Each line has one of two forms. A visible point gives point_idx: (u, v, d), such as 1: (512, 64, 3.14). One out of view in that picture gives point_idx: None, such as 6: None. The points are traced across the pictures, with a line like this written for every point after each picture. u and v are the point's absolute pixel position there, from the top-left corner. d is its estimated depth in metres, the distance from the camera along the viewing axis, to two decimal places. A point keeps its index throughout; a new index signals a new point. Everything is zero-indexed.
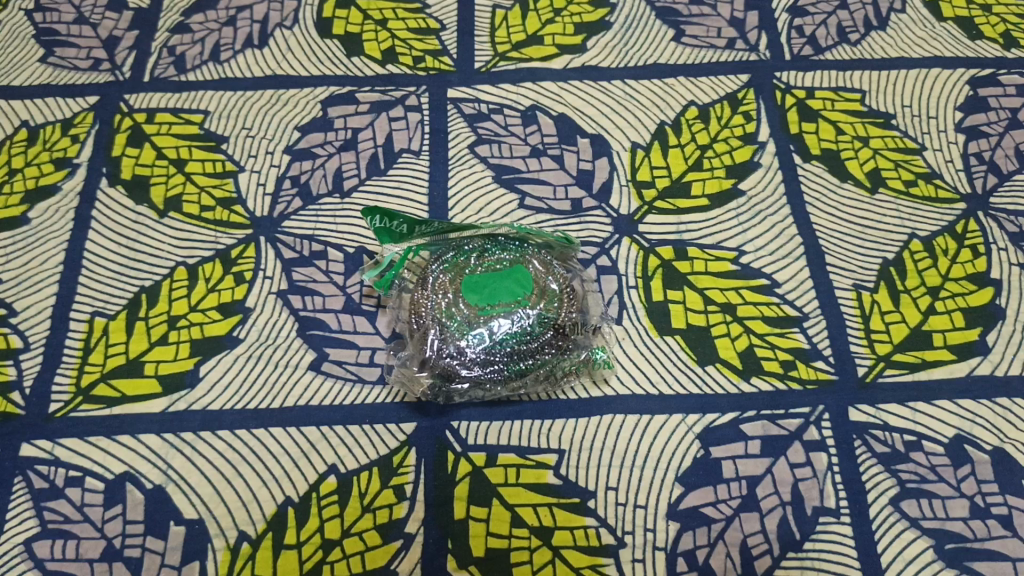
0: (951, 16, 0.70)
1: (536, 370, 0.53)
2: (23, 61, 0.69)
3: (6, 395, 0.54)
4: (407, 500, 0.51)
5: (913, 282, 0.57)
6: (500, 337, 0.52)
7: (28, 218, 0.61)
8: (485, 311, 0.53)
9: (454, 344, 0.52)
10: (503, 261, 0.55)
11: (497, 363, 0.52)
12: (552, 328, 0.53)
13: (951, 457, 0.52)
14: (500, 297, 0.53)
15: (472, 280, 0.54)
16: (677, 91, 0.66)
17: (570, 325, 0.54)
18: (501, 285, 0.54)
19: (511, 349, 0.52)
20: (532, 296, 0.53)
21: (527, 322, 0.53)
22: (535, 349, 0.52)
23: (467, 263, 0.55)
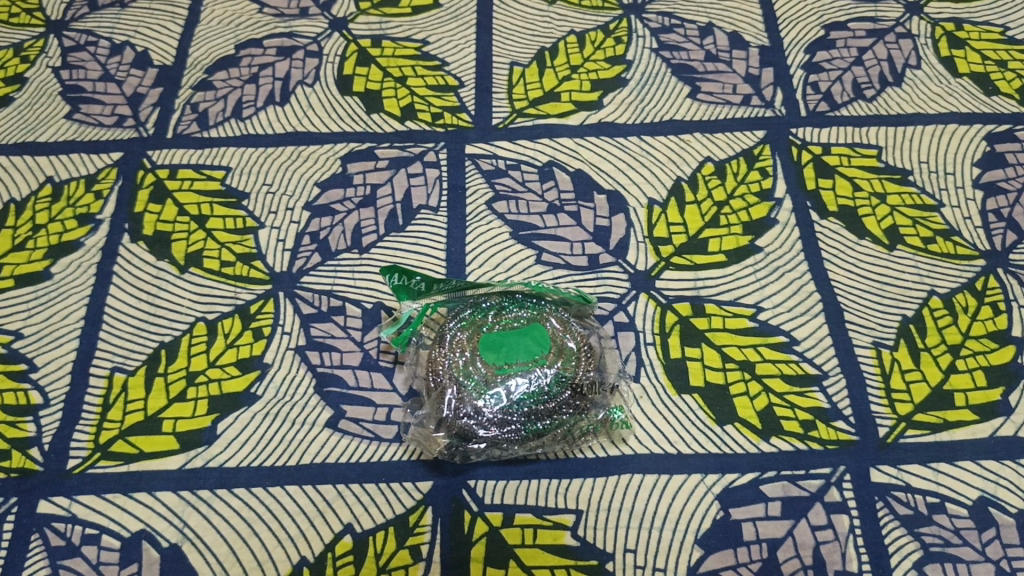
0: (966, 71, 0.70)
1: (554, 430, 0.52)
2: (48, 118, 0.70)
3: (24, 450, 0.54)
4: (423, 561, 0.50)
5: (934, 339, 0.57)
6: (517, 398, 0.52)
7: (51, 273, 0.61)
8: (502, 370, 0.53)
9: (471, 404, 0.52)
10: (520, 319, 0.55)
11: (514, 424, 0.52)
12: (569, 387, 0.53)
13: (975, 520, 0.51)
14: (516, 356, 0.54)
15: (489, 339, 0.54)
16: (694, 147, 0.67)
17: (588, 384, 0.53)
18: (517, 344, 0.54)
19: (528, 410, 0.52)
20: (550, 355, 0.53)
21: (544, 381, 0.52)
22: (552, 409, 0.52)
23: (485, 321, 0.55)
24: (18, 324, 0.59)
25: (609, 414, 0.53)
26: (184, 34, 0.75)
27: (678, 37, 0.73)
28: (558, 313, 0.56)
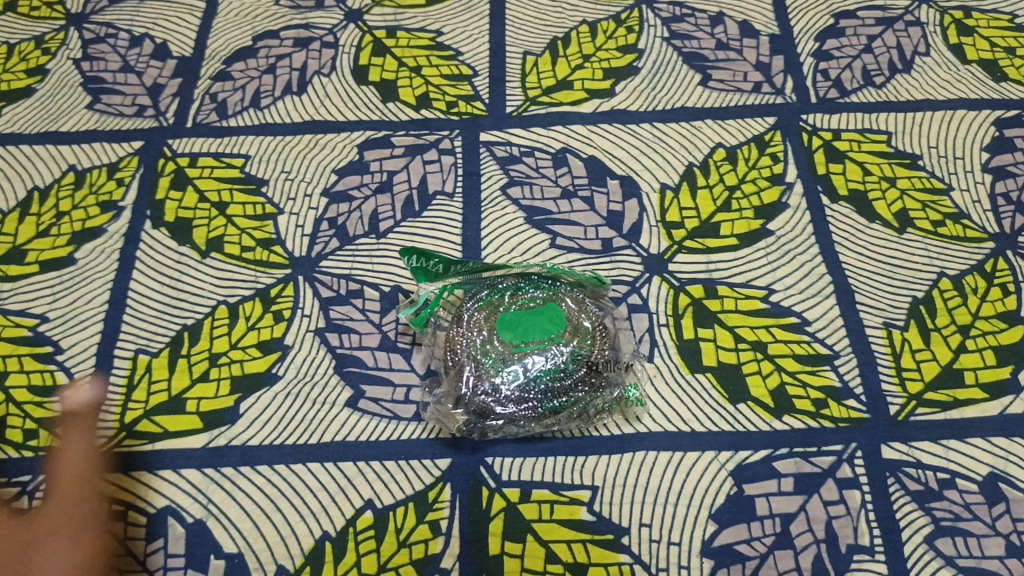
0: (975, 58, 0.71)
1: (570, 408, 0.53)
2: (70, 108, 0.71)
3: (51, 430, 0.56)
4: (442, 535, 0.52)
5: (943, 320, 0.58)
6: (534, 374, 0.53)
7: (75, 259, 0.63)
8: (519, 348, 0.54)
9: (489, 381, 0.53)
10: (536, 299, 0.56)
11: (531, 401, 0.53)
12: (585, 365, 0.53)
13: (985, 495, 0.52)
14: (532, 334, 0.54)
15: (506, 319, 0.55)
16: (705, 133, 0.68)
17: (603, 362, 0.54)
18: (534, 322, 0.55)
19: (545, 387, 0.53)
20: (565, 332, 0.54)
21: (561, 359, 0.53)
22: (569, 386, 0.53)
23: (501, 302, 0.56)
24: (43, 308, 0.61)
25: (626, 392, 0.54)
26: (202, 26, 0.76)
27: (689, 26, 0.74)
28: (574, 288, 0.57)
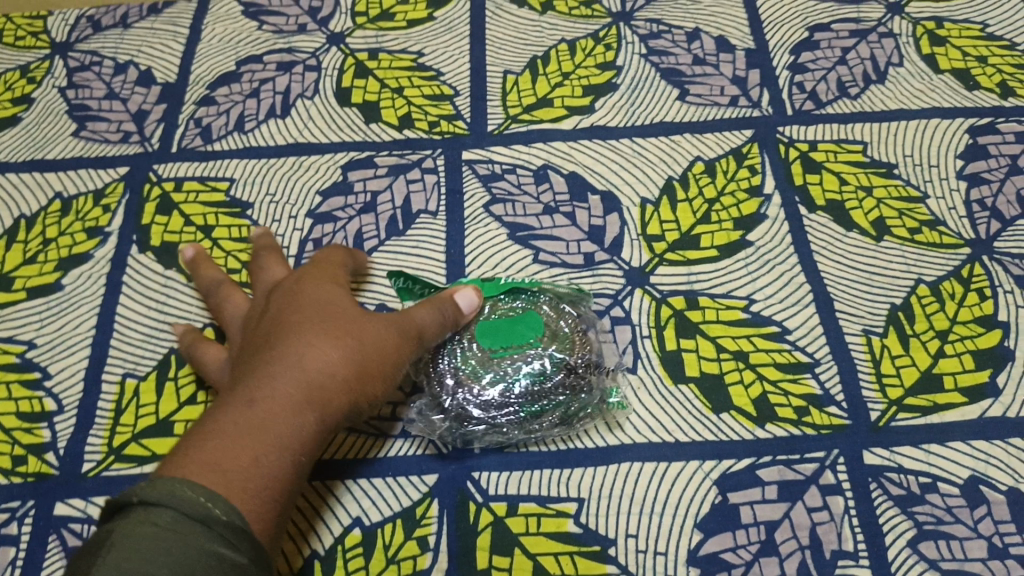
0: (948, 68, 0.72)
1: (551, 412, 0.54)
2: (56, 135, 0.72)
3: (40, 455, 0.56)
4: (430, 551, 0.52)
5: (922, 325, 0.59)
6: (514, 379, 0.54)
7: (62, 285, 0.63)
8: (498, 354, 0.55)
9: (470, 387, 0.54)
10: (515, 307, 0.58)
11: (512, 405, 0.54)
12: (564, 369, 0.55)
13: (967, 498, 0.52)
14: (510, 338, 0.56)
15: (486, 325, 0.57)
16: (684, 147, 0.69)
17: (583, 366, 0.55)
18: (514, 329, 0.56)
19: (525, 391, 0.54)
20: (541, 338, 0.56)
21: (540, 364, 0.55)
22: (549, 390, 0.54)
23: (482, 310, 0.58)
24: (30, 334, 0.61)
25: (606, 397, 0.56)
26: (186, 52, 0.77)
27: (666, 42, 0.75)
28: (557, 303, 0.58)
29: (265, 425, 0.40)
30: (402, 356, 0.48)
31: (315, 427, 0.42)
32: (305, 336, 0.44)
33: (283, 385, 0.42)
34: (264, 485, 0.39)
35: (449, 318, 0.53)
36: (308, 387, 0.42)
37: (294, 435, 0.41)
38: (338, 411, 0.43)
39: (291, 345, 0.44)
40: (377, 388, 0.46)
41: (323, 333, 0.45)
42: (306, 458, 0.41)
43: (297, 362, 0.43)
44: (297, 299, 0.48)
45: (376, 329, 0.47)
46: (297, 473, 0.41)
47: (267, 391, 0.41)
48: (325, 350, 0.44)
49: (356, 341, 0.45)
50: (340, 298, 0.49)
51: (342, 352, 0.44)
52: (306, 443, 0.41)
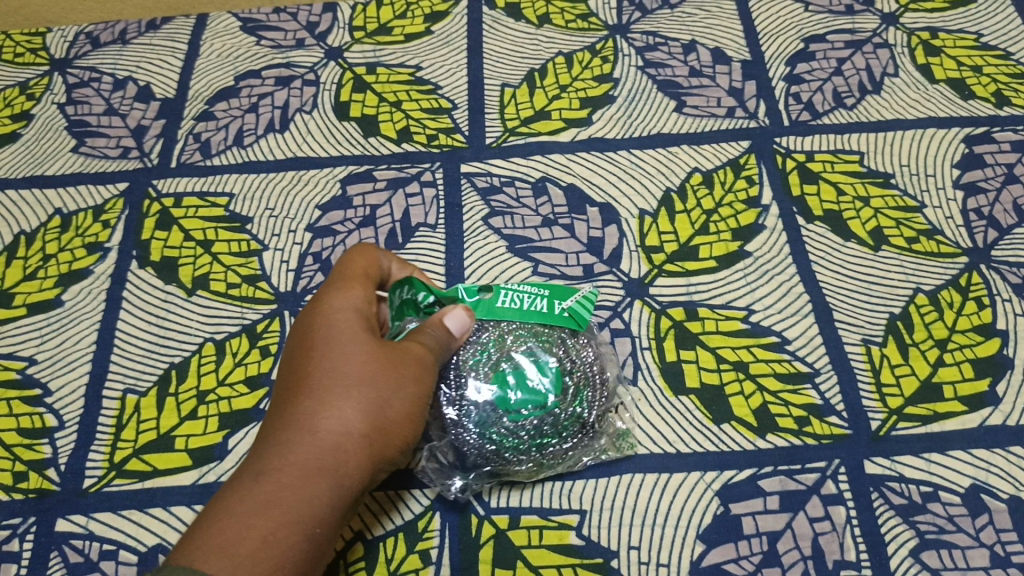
0: (943, 78, 0.72)
1: (562, 463, 0.53)
2: (55, 151, 0.72)
3: (41, 472, 0.56)
4: (433, 564, 0.52)
5: (920, 334, 0.59)
6: (533, 441, 0.52)
7: (62, 300, 0.63)
8: (514, 413, 0.52)
9: (487, 449, 0.52)
10: (525, 348, 0.54)
11: (528, 461, 0.52)
12: (580, 424, 0.53)
13: (968, 507, 0.52)
14: (523, 394, 0.52)
15: (497, 375, 0.53)
16: (682, 159, 0.69)
17: (597, 416, 0.53)
18: (526, 377, 0.53)
19: (543, 449, 0.52)
20: (557, 396, 0.52)
21: (559, 422, 0.52)
22: (565, 447, 0.52)
23: (492, 356, 0.53)
24: (31, 350, 0.61)
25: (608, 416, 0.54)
26: (185, 68, 0.77)
27: (662, 55, 0.76)
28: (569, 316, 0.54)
29: (284, 503, 0.41)
30: (426, 392, 0.48)
31: (335, 496, 0.42)
32: (325, 393, 0.44)
33: (300, 456, 0.42)
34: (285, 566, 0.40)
35: (451, 342, 0.51)
36: (320, 454, 0.43)
37: (314, 507, 0.41)
38: (361, 476, 0.44)
39: (310, 402, 0.44)
40: (401, 438, 0.46)
41: (343, 385, 0.45)
42: (330, 527, 0.42)
43: (314, 428, 0.43)
44: (315, 329, 0.48)
45: (399, 369, 0.46)
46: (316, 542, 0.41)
47: (286, 460, 0.42)
48: (337, 410, 0.44)
49: (376, 389, 0.45)
50: (355, 321, 0.48)
51: (360, 407, 0.44)
52: (326, 514, 0.42)
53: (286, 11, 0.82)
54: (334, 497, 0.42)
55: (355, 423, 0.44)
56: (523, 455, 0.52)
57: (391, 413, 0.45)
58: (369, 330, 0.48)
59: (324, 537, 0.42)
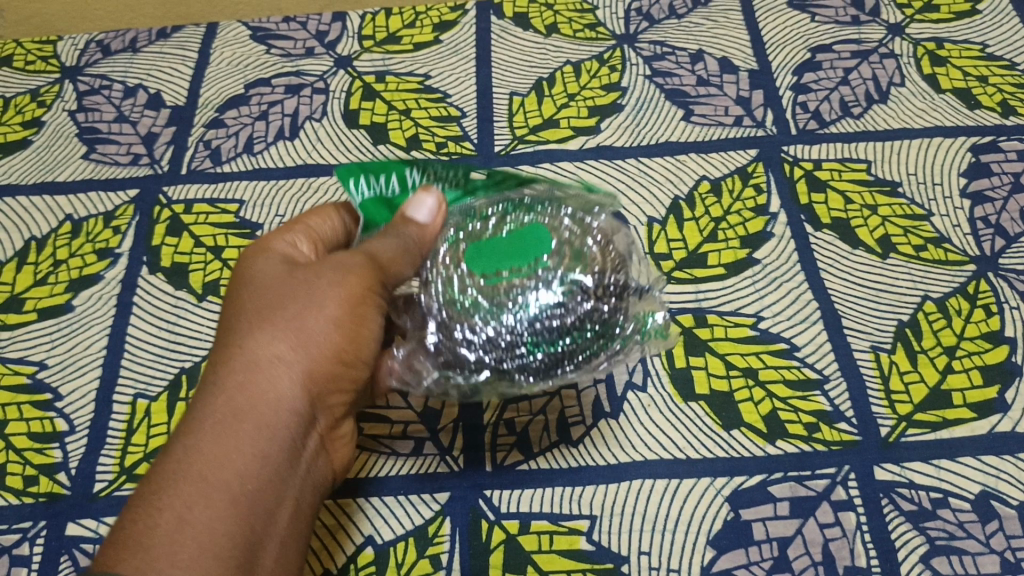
0: (949, 88, 0.73)
1: (575, 350, 0.44)
2: (66, 158, 0.73)
3: (52, 476, 0.56)
4: (443, 569, 0.52)
5: (929, 341, 0.59)
6: (520, 311, 0.43)
7: (73, 306, 0.64)
8: (492, 277, 0.45)
9: (467, 327, 0.44)
10: (518, 220, 0.47)
11: (523, 346, 0.44)
12: (582, 295, 0.44)
13: (978, 513, 0.52)
14: (510, 259, 0.45)
15: (480, 243, 0.46)
16: (690, 167, 0.69)
17: (608, 290, 0.45)
18: (513, 246, 0.46)
19: (537, 327, 0.43)
20: (549, 257, 0.45)
21: (550, 289, 0.44)
22: (568, 322, 0.44)
23: (479, 224, 0.47)
24: (41, 355, 0.61)
25: (619, 344, 0.46)
26: (195, 76, 0.78)
27: (670, 64, 0.76)
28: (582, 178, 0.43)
29: (200, 454, 0.38)
30: (362, 297, 0.43)
31: (258, 433, 0.40)
32: (238, 331, 0.42)
33: (212, 402, 0.40)
34: (208, 513, 0.37)
35: (419, 234, 0.45)
36: (235, 403, 0.40)
37: (231, 453, 0.39)
38: (286, 408, 0.41)
39: (222, 347, 0.42)
40: (334, 357, 0.42)
41: (253, 320, 0.42)
42: (261, 465, 0.39)
43: (224, 369, 0.41)
44: (235, 278, 0.45)
45: (317, 284, 0.43)
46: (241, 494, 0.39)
47: (198, 412, 0.40)
48: (250, 352, 0.41)
49: (285, 317, 0.42)
50: (274, 259, 0.45)
51: (272, 336, 0.41)
52: (249, 455, 0.39)
53: (295, 19, 0.82)
54: (258, 434, 0.40)
55: (270, 353, 0.41)
56: (519, 335, 0.44)
57: (316, 332, 0.42)
58: (285, 263, 0.45)
59: (256, 476, 0.39)
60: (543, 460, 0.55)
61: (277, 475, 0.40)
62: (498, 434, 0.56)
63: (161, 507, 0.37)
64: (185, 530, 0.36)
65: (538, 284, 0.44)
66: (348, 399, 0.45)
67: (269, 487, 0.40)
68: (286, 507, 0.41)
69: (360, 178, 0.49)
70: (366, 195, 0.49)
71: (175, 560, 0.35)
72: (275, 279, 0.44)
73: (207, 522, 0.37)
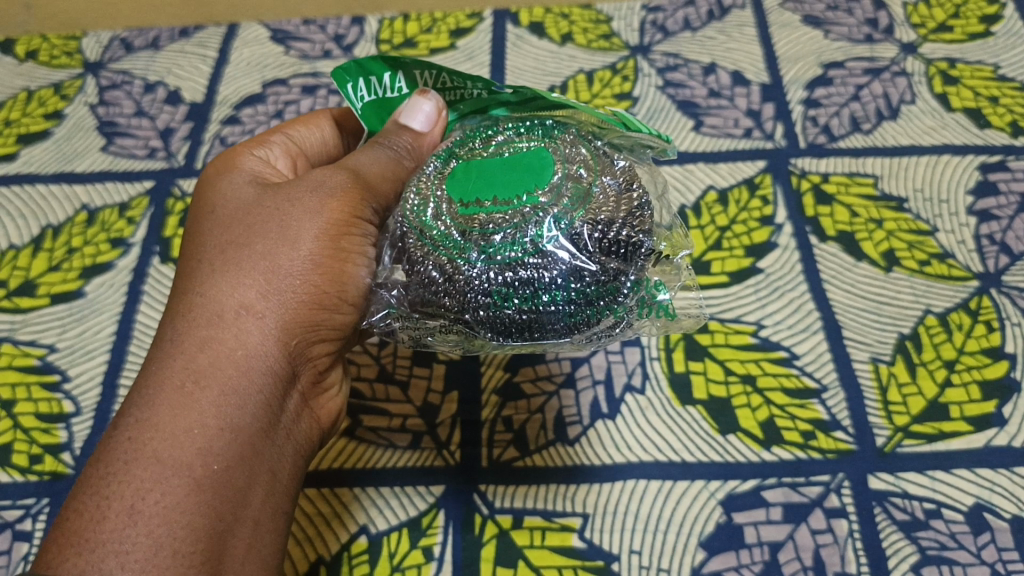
0: (959, 107, 0.73)
1: (549, 315, 0.41)
2: (85, 150, 0.74)
3: (57, 455, 0.57)
4: (435, 560, 0.52)
5: (929, 355, 0.59)
6: (491, 247, 0.41)
7: (84, 292, 0.65)
8: (469, 205, 0.42)
9: (429, 259, 0.41)
10: (521, 150, 0.44)
11: (490, 293, 0.40)
12: (568, 245, 0.41)
13: (971, 525, 0.52)
14: (497, 189, 0.42)
15: (471, 168, 0.44)
16: (697, 176, 0.70)
17: (608, 248, 0.41)
18: (507, 176, 0.43)
19: (508, 274, 0.40)
20: (542, 191, 0.42)
21: (529, 225, 0.41)
22: (542, 277, 0.40)
23: (475, 153, 0.45)
24: (52, 339, 0.63)
25: (611, 317, 0.42)
26: (214, 74, 0.79)
27: (682, 75, 0.77)
28: (587, 125, 0.47)
29: (155, 432, 0.40)
30: (340, 227, 0.44)
31: (218, 399, 0.41)
32: (204, 282, 0.43)
33: (172, 369, 0.41)
34: (164, 499, 0.38)
35: (412, 142, 0.47)
36: (207, 352, 0.42)
37: (196, 406, 0.40)
38: (250, 369, 0.42)
39: (186, 301, 0.43)
40: (306, 304, 0.43)
41: (215, 272, 0.43)
42: (223, 436, 0.40)
43: (186, 330, 0.42)
44: (209, 209, 0.47)
45: (285, 226, 0.44)
46: (210, 448, 0.40)
47: (162, 370, 0.41)
48: (222, 292, 0.43)
49: (259, 259, 0.43)
50: (247, 182, 0.47)
51: (234, 290, 0.43)
52: (208, 427, 0.40)
53: (315, 22, 0.84)
54: (219, 401, 0.41)
55: (232, 310, 0.43)
56: (489, 281, 0.40)
57: (283, 280, 0.43)
58: (259, 189, 0.47)
59: (218, 448, 0.40)
60: (539, 458, 0.56)
61: (244, 434, 0.41)
62: (496, 430, 0.57)
63: (114, 493, 0.38)
64: (138, 521, 0.38)
65: (519, 220, 0.41)
66: (334, 343, 0.46)
67: (237, 457, 0.41)
68: (262, 474, 0.42)
69: (358, 81, 0.47)
70: (367, 99, 0.48)
71: (127, 556, 0.37)
72: (244, 217, 0.45)
73: (163, 507, 0.38)
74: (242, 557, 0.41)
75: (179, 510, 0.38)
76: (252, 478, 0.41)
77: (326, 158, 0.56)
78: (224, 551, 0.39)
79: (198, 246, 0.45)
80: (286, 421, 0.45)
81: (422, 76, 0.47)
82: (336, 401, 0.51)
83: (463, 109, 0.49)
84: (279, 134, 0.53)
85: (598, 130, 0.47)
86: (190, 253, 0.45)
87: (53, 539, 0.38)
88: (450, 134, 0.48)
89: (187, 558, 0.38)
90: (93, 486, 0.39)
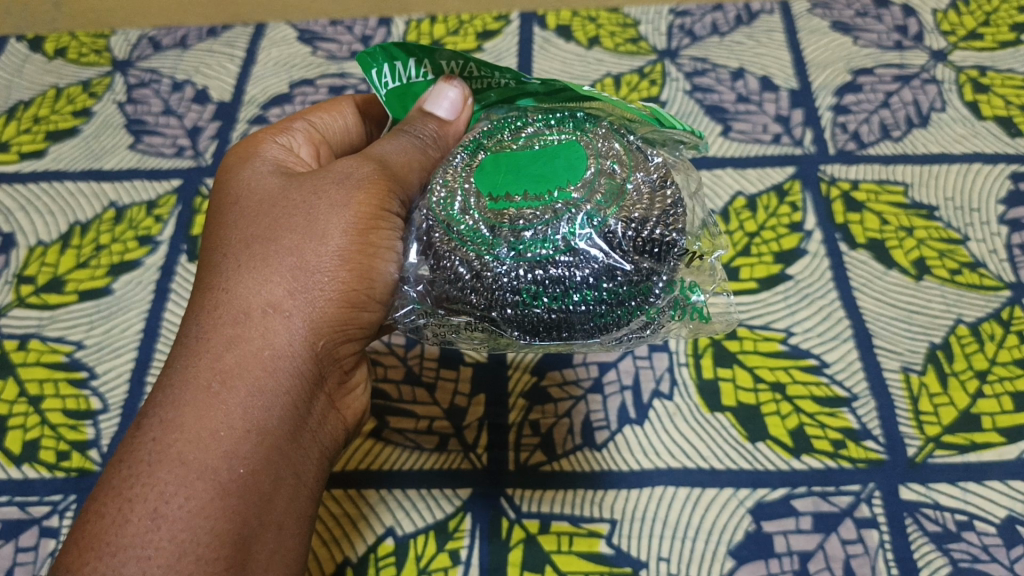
0: (990, 115, 0.72)
1: (583, 319, 0.41)
2: (113, 148, 0.74)
3: (84, 452, 0.57)
4: (462, 563, 0.52)
5: (960, 364, 0.58)
6: (523, 243, 0.40)
7: (112, 289, 0.65)
8: (498, 201, 0.42)
9: (460, 254, 0.41)
10: (554, 139, 0.44)
11: (522, 290, 0.40)
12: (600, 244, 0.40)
13: (1004, 538, 0.52)
14: (526, 183, 0.42)
15: (500, 162, 0.43)
16: (726, 182, 0.70)
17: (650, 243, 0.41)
18: (538, 168, 0.42)
19: (541, 271, 0.40)
20: (574, 186, 0.42)
21: (558, 223, 0.41)
22: (571, 274, 0.40)
23: (505, 144, 0.45)
24: (80, 335, 0.63)
25: (643, 317, 0.42)
26: (241, 74, 0.80)
27: (710, 80, 0.77)
28: (618, 119, 0.46)
29: (180, 433, 0.39)
30: (369, 222, 0.44)
31: (245, 401, 0.40)
32: (228, 277, 0.43)
33: (197, 368, 0.41)
34: (189, 504, 0.38)
35: (438, 130, 0.46)
36: (234, 350, 0.41)
37: (221, 409, 0.40)
38: (277, 369, 0.42)
39: (212, 296, 0.43)
40: (334, 302, 0.43)
41: (240, 267, 0.43)
42: (251, 439, 0.40)
43: (212, 328, 0.42)
44: (233, 198, 0.46)
45: (312, 219, 0.44)
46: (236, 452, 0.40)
47: (186, 371, 0.41)
48: (248, 289, 0.42)
49: (285, 254, 0.43)
50: (272, 172, 0.47)
51: (261, 287, 0.42)
52: (236, 430, 0.40)
53: (341, 23, 0.84)
54: (246, 403, 0.40)
55: (259, 308, 0.42)
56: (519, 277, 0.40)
57: (310, 277, 0.43)
58: (284, 179, 0.46)
59: (245, 452, 0.40)
60: (566, 463, 0.55)
61: (270, 437, 0.41)
62: (523, 434, 0.57)
63: (137, 495, 0.38)
64: (161, 525, 0.38)
65: (548, 217, 0.41)
66: (360, 342, 0.46)
67: (264, 460, 0.40)
68: (288, 479, 0.42)
69: (382, 66, 0.46)
70: (391, 86, 0.47)
71: (150, 561, 0.37)
72: (270, 209, 0.45)
73: (187, 512, 0.38)
74: (265, 564, 0.41)
75: (204, 517, 0.38)
76: (278, 485, 0.41)
77: (349, 146, 0.56)
78: (247, 556, 0.40)
79: (223, 237, 0.45)
80: (312, 424, 0.44)
81: (449, 65, 0.46)
82: (363, 399, 0.50)
83: (490, 98, 0.48)
84: (301, 121, 0.52)
85: (628, 122, 0.46)
86: (213, 245, 0.45)
87: (73, 540, 0.38)
88: (477, 125, 0.47)
89: (211, 564, 0.38)
90: (114, 488, 0.39)
